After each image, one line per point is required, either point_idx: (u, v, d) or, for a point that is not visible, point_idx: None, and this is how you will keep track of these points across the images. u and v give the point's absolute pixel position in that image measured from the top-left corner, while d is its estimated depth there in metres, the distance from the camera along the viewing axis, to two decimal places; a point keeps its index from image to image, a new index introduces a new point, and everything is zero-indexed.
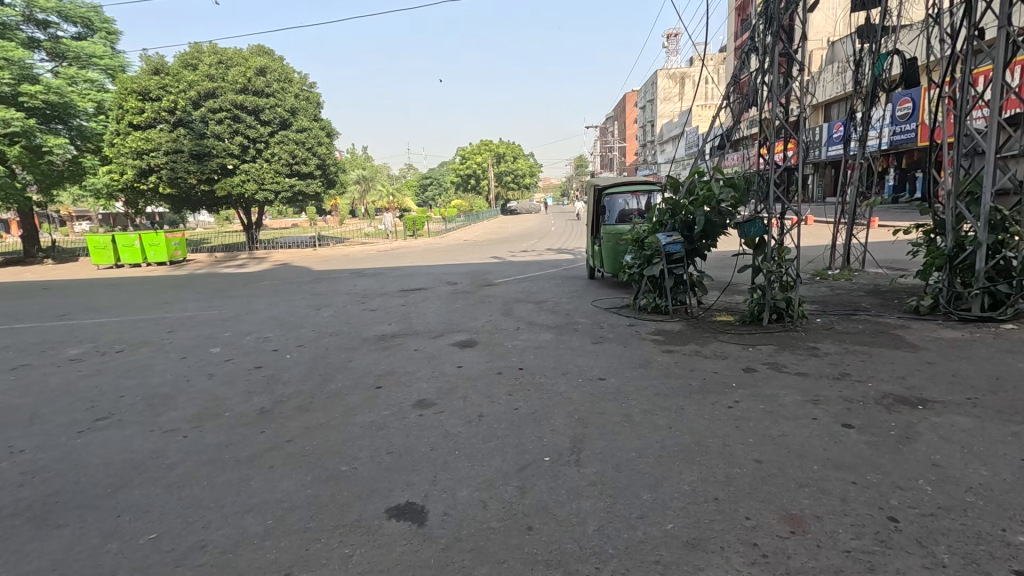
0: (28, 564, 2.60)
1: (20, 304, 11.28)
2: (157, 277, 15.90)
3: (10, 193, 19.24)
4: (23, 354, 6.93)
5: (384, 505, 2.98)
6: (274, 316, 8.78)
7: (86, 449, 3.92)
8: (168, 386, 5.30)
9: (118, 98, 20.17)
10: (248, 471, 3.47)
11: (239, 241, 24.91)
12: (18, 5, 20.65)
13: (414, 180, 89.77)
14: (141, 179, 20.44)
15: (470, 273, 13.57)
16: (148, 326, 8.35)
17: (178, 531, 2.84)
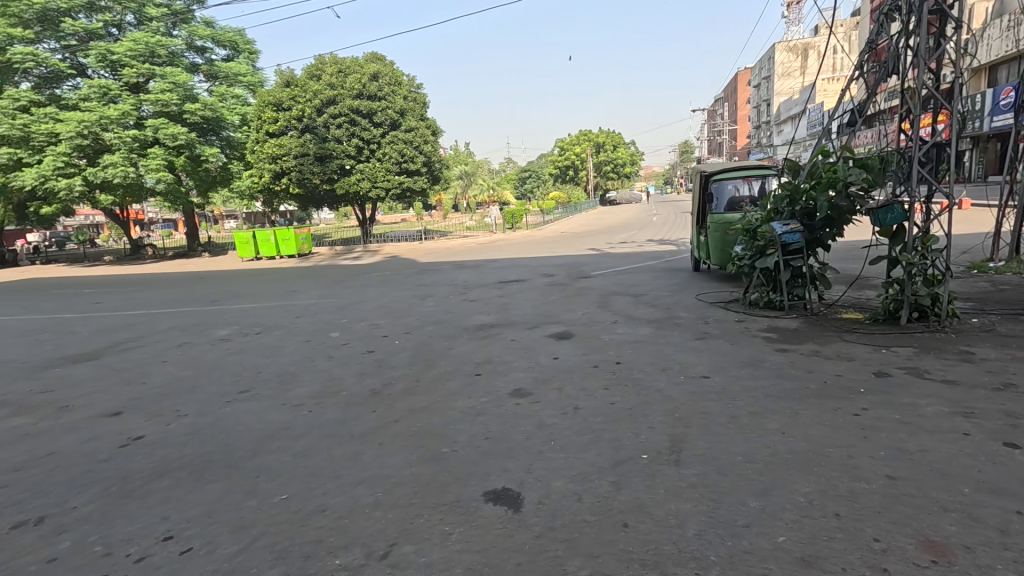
0: (190, 510, 3.09)
1: (185, 291, 13.34)
2: (288, 268, 17.85)
3: (177, 197, 22.75)
4: (187, 333, 8.20)
5: (480, 489, 3.09)
6: (383, 305, 9.45)
7: (232, 417, 4.55)
8: (296, 365, 5.95)
9: (257, 110, 22.85)
10: (361, 446, 3.79)
11: (355, 236, 27.13)
12: (183, 36, 24.27)
13: (514, 173, 91.19)
14: (275, 180, 23.00)
15: (567, 265, 13.52)
16: (280, 312, 9.43)
17: (302, 494, 3.18)
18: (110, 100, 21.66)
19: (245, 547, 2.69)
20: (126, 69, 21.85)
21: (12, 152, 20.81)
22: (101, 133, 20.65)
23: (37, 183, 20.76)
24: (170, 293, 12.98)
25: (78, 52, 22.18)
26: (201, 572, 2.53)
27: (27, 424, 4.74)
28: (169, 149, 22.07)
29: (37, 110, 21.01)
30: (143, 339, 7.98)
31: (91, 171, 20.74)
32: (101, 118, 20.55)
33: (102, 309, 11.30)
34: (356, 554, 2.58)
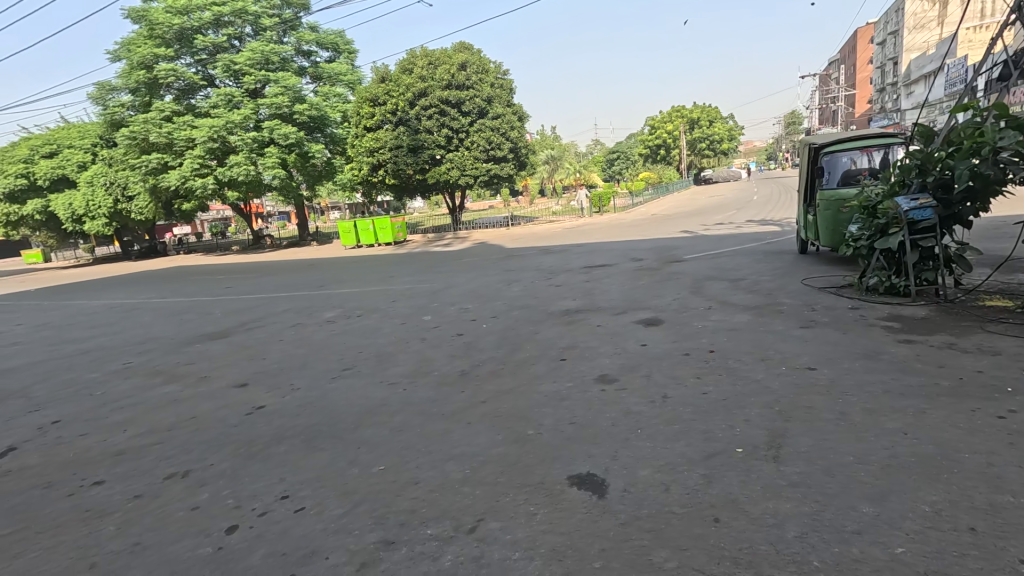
0: (302, 474, 3.43)
1: (297, 277, 14.71)
2: (385, 256, 18.96)
3: (289, 191, 25.03)
4: (300, 315, 9.07)
5: (565, 472, 3.11)
6: (472, 289, 9.74)
7: (337, 392, 4.97)
8: (392, 346, 6.35)
9: (356, 106, 24.31)
10: (450, 425, 3.97)
11: (446, 224, 28.13)
12: (292, 42, 26.44)
13: (601, 155, 89.04)
14: (373, 172, 24.42)
15: (657, 249, 13.01)
16: (378, 296, 10.09)
17: (398, 466, 3.41)
18: (234, 105, 24.20)
19: (349, 510, 2.95)
20: (246, 77, 24.24)
21: (160, 156, 24.05)
22: (227, 136, 23.17)
23: (178, 183, 23.83)
24: (286, 279, 14.38)
25: (208, 65, 24.97)
26: (312, 530, 2.80)
27: (175, 391, 5.52)
28: (282, 148, 24.26)
29: (177, 119, 24.02)
30: (264, 320, 8.93)
31: (221, 171, 23.40)
32: (227, 123, 23.05)
33: (231, 293, 12.81)
34: (446, 526, 2.72)
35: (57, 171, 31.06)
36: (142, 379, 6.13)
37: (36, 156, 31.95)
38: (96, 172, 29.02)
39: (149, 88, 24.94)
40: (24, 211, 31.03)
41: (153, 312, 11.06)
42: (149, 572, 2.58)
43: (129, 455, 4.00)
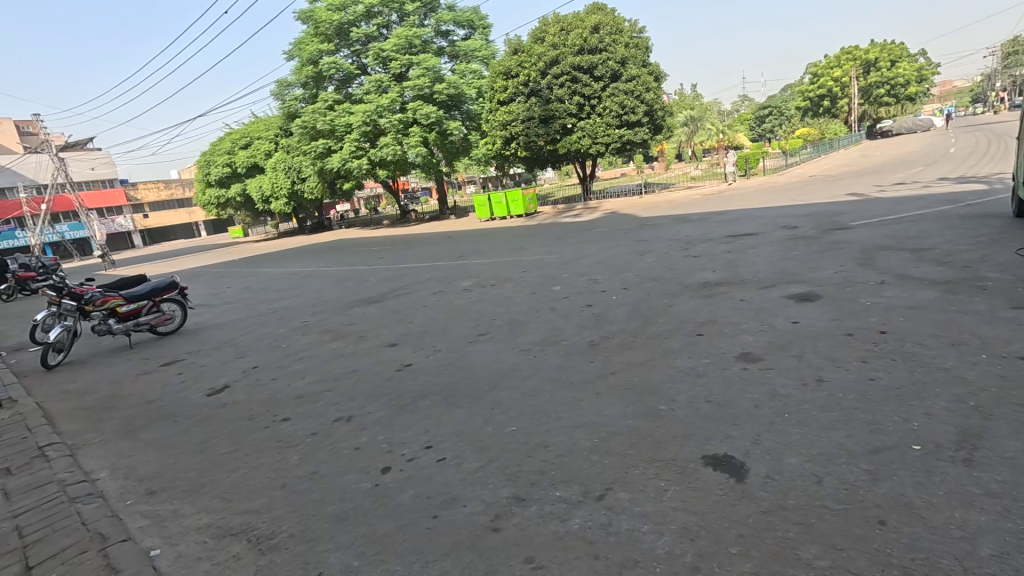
0: (443, 428, 3.75)
1: (438, 248, 15.81)
2: (516, 227, 19.45)
3: (430, 167, 26.80)
4: (440, 283, 9.77)
5: (699, 451, 2.97)
6: (603, 260, 9.58)
7: (474, 355, 5.31)
8: (523, 315, 6.56)
9: (491, 81, 24.88)
10: (580, 394, 4.00)
11: (577, 194, 27.90)
12: (431, 24, 27.81)
13: (750, 112, 80.00)
14: (506, 146, 25.08)
15: (815, 215, 11.46)
16: (510, 266, 10.45)
17: (529, 428, 3.56)
18: (383, 90, 26.40)
19: (485, 465, 3.17)
20: (393, 62, 26.22)
21: (325, 142, 27.30)
22: (377, 119, 25.43)
23: (340, 165, 26.91)
24: (428, 250, 15.58)
25: (361, 55, 27.49)
26: (452, 479, 3.07)
27: (340, 347, 6.37)
28: (424, 127, 25.93)
29: (338, 107, 26.93)
30: (409, 288, 9.81)
31: (373, 152, 25.88)
32: (377, 107, 25.28)
33: (383, 262, 14.28)
34: (575, 491, 2.78)
35: (251, 160, 37.05)
36: (315, 336, 7.17)
37: (236, 148, 38.41)
38: (278, 159, 34.02)
39: (315, 81, 28.27)
40: (229, 194, 37.73)
41: (322, 278, 12.83)
42: (324, 498, 3.05)
43: (307, 399, 4.74)
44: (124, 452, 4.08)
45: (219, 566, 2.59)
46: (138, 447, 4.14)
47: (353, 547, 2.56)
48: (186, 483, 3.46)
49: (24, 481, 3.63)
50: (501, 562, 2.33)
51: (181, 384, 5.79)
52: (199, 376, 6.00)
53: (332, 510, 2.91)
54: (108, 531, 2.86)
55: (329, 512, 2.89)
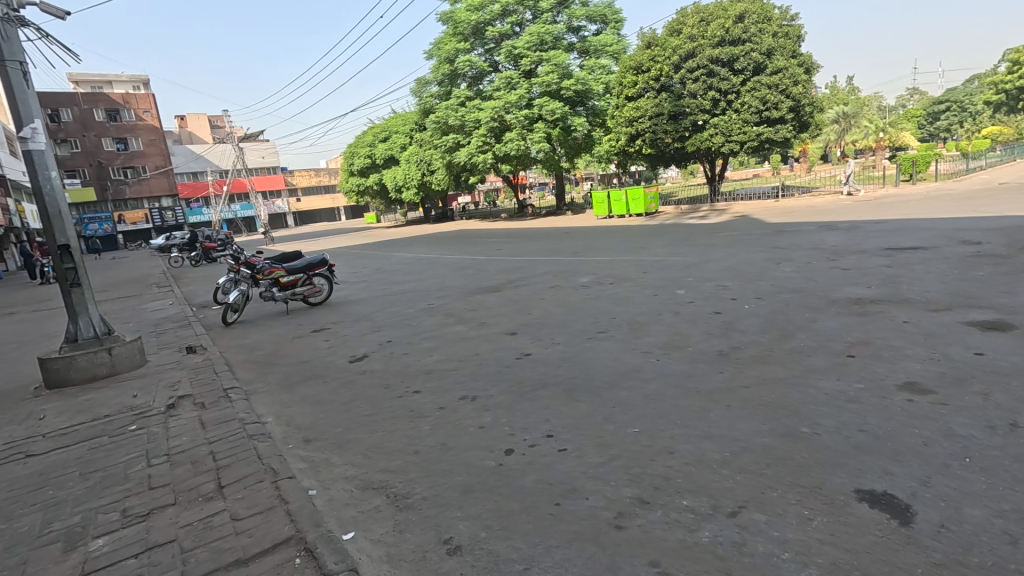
0: (564, 419, 3.82)
1: (554, 243, 15.92)
2: (634, 227, 18.95)
3: (551, 163, 27.06)
4: (558, 278, 9.83)
5: (852, 484, 2.67)
6: (732, 266, 8.96)
7: (592, 352, 5.29)
8: (645, 317, 6.37)
9: (620, 76, 24.33)
10: (707, 404, 3.80)
11: (702, 194, 26.39)
12: (564, 20, 27.95)
13: (921, 108, 69.08)
14: (630, 142, 24.39)
15: (1007, 229, 9.60)
16: (629, 266, 10.22)
17: (652, 432, 3.48)
18: (512, 87, 27.18)
19: (606, 462, 3.16)
20: (524, 60, 26.86)
21: (455, 137, 28.84)
22: (504, 115, 26.21)
23: (466, 158, 28.28)
24: (546, 245, 15.83)
25: (494, 53, 28.52)
26: (574, 470, 3.11)
27: (463, 331, 6.74)
28: (549, 123, 26.27)
29: (469, 104, 28.24)
30: (528, 279, 10.06)
31: (498, 147, 26.80)
32: (505, 103, 26.07)
33: (502, 254, 14.81)
34: (703, 502, 2.66)
35: (388, 152, 40.37)
36: (440, 318, 7.67)
37: (377, 142, 42.13)
38: (412, 152, 36.66)
39: (450, 79, 29.88)
40: (368, 183, 41.54)
41: (445, 265, 13.61)
42: (453, 469, 3.26)
43: (435, 375, 5.09)
44: (285, 401, 4.73)
45: (364, 514, 2.89)
46: (296, 399, 4.76)
47: (480, 519, 2.71)
48: (335, 436, 3.91)
49: (215, 414, 4.35)
50: (626, 560, 2.31)
51: (328, 349, 6.54)
52: (341, 343, 6.73)
53: (460, 481, 3.10)
54: (279, 465, 3.33)
55: (457, 483, 3.09)
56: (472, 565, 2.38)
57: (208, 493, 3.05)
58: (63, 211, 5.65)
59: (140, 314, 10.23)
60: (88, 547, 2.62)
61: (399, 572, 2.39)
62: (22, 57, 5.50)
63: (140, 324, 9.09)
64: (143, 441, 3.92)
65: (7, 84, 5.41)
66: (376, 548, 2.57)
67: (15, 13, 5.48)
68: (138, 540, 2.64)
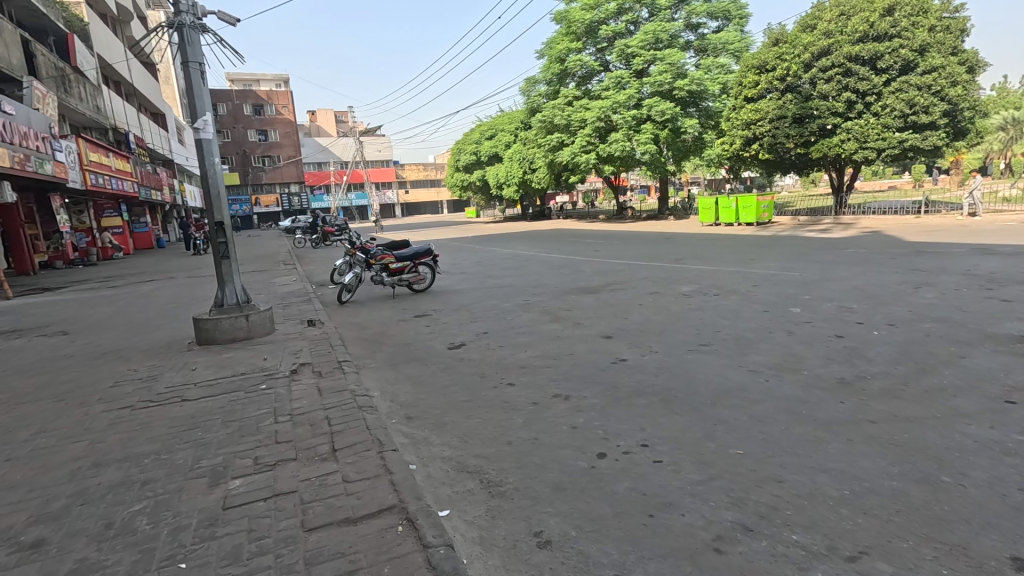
0: (660, 430, 3.70)
1: (655, 249, 15.40)
2: (744, 236, 17.75)
3: (656, 165, 26.17)
4: (657, 285, 9.48)
5: (1006, 550, 2.30)
6: (860, 287, 8.06)
7: (693, 364, 5.07)
8: (754, 333, 5.96)
9: (740, 76, 22.86)
10: (824, 435, 3.47)
11: (826, 206, 24.01)
12: (683, 17, 26.89)
13: None
14: (746, 146, 22.75)
15: None
16: (737, 277, 9.60)
17: (758, 456, 3.25)
18: (621, 86, 26.65)
19: (706, 480, 3.01)
20: (636, 59, 26.22)
21: (559, 136, 28.86)
22: (612, 115, 25.76)
23: (569, 158, 28.19)
24: (645, 249, 15.35)
25: (605, 51, 28.09)
26: (670, 483, 3.00)
27: (559, 330, 6.75)
28: (657, 124, 25.49)
29: (576, 103, 28.15)
30: (625, 283, 9.84)
31: (602, 147, 26.39)
32: (613, 103, 25.64)
33: (599, 255, 14.61)
34: (817, 541, 2.44)
35: (493, 150, 41.53)
36: (536, 314, 7.75)
37: (483, 139, 43.48)
38: (516, 150, 37.38)
39: (559, 78, 29.93)
40: (472, 178, 43.07)
41: (542, 263, 13.71)
42: (545, 464, 3.30)
43: (529, 371, 5.16)
44: (390, 379, 5.07)
45: (459, 494, 3.02)
46: (400, 379, 5.08)
47: (571, 518, 2.72)
48: (433, 417, 4.12)
49: (330, 383, 4.78)
50: None
51: (430, 334, 6.90)
52: (442, 330, 7.06)
53: (552, 477, 3.13)
54: (384, 437, 3.58)
55: (549, 479, 3.11)
56: (562, 562, 2.39)
57: (324, 454, 3.37)
58: (221, 193, 6.50)
59: (271, 287, 11.49)
60: (228, 485, 3.02)
61: (492, 556, 2.46)
62: (201, 59, 6.39)
63: (271, 296, 10.22)
64: (272, 399, 4.43)
65: (188, 82, 6.32)
66: (470, 529, 2.67)
67: (198, 20, 6.36)
68: (267, 486, 2.98)
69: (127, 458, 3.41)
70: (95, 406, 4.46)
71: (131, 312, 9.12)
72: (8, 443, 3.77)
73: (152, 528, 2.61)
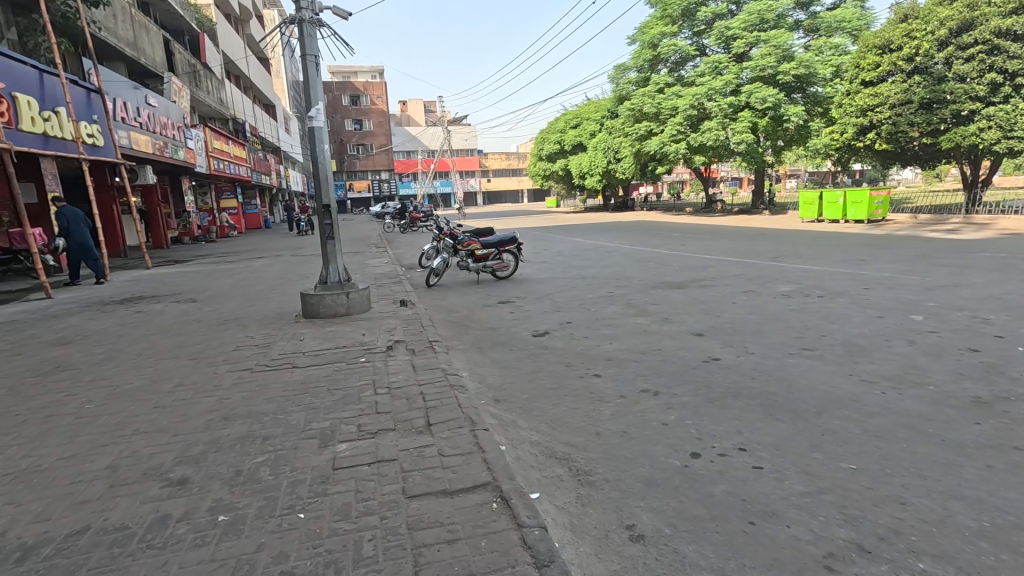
0: (760, 435, 3.49)
1: (748, 245, 14.48)
2: (851, 234, 16.11)
3: (753, 155, 24.41)
4: (753, 283, 8.91)
5: None
6: (998, 295, 7.07)
7: (795, 369, 4.74)
8: (867, 340, 5.43)
9: (857, 57, 20.67)
10: (956, 457, 3.10)
11: (953, 203, 21.23)
12: None
13: None
14: (859, 136, 20.59)
15: None
16: (844, 279, 8.80)
17: (875, 473, 2.98)
18: (718, 72, 25.23)
19: (815, 493, 2.80)
20: (737, 42, 24.66)
21: (648, 125, 27.76)
22: (706, 102, 24.57)
23: (657, 148, 27.08)
24: (736, 245, 14.49)
25: (703, 35, 26.59)
26: (773, 492, 2.83)
27: (645, 324, 6.57)
28: (757, 112, 23.83)
29: (667, 90, 26.97)
30: (716, 280, 9.36)
31: (693, 136, 25.15)
32: (708, 90, 24.44)
33: (685, 250, 14.02)
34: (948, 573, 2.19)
35: (578, 139, 41.00)
36: (621, 307, 7.60)
37: (567, 128, 43.02)
38: (600, 139, 36.64)
39: (651, 64, 28.79)
40: (555, 167, 42.91)
41: (625, 256, 13.39)
42: (636, 458, 3.24)
43: (616, 363, 5.08)
44: (478, 361, 5.23)
45: (548, 479, 3.05)
46: (487, 361, 5.21)
47: (665, 515, 2.65)
48: (521, 401, 4.19)
49: (422, 361, 5.01)
50: None
51: (515, 321, 7.00)
52: (526, 317, 7.15)
53: (643, 472, 3.07)
54: (476, 416, 3.69)
55: (641, 473, 3.05)
56: (657, 558, 2.35)
57: (420, 427, 3.54)
58: (328, 176, 6.94)
59: (365, 267, 12.19)
60: (337, 448, 3.26)
61: (584, 543, 2.47)
62: (317, 52, 6.85)
63: (365, 276, 10.86)
64: (371, 371, 4.72)
65: (305, 73, 6.80)
66: (561, 514, 2.69)
67: (316, 16, 6.82)
68: (371, 453, 3.19)
69: (249, 415, 3.80)
70: (223, 366, 5.01)
71: (247, 285, 10.11)
72: (155, 392, 4.35)
73: (274, 479, 2.89)
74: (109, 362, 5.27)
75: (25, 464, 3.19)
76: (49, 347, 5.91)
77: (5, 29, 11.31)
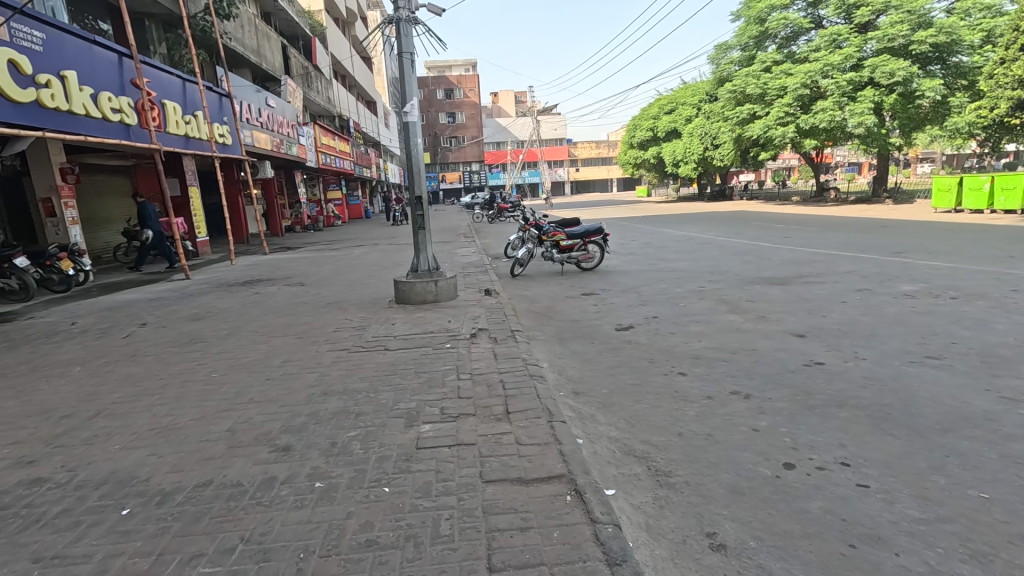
0: (868, 450, 3.15)
1: (866, 237, 12.98)
2: (1000, 226, 13.86)
3: (876, 138, 21.78)
4: (869, 280, 8.00)
5: None
6: None
7: (914, 379, 4.20)
8: (1012, 351, 4.67)
9: (1014, 19, 17.55)
10: None
11: None
12: None
13: None
14: (1016, 111, 17.59)
15: None
16: (986, 279, 7.62)
17: (1012, 505, 2.57)
18: (837, 45, 22.76)
19: (932, 520, 2.48)
20: (860, 10, 22.18)
21: (751, 107, 25.41)
22: (820, 80, 22.29)
23: (760, 132, 24.80)
24: (850, 237, 13.09)
25: (820, 5, 24.06)
26: (879, 514, 2.55)
27: (737, 321, 6.17)
28: (882, 89, 21.27)
29: (775, 68, 24.69)
30: (824, 276, 8.54)
31: (803, 118, 22.81)
32: (824, 66, 22.12)
33: (790, 242, 12.90)
34: None
35: (672, 125, 39.09)
36: (712, 303, 7.19)
37: (661, 114, 41.14)
38: (696, 125, 34.68)
39: (757, 41, 26.62)
40: (646, 155, 41.36)
41: (721, 248, 12.63)
42: (720, 463, 3.06)
43: (703, 362, 4.83)
44: (559, 352, 5.24)
45: (625, 476, 2.99)
46: (568, 353, 5.19)
47: (750, 526, 2.50)
48: (600, 395, 4.14)
49: (503, 349, 5.12)
50: None
51: (598, 313, 6.90)
52: (609, 310, 7.01)
53: (727, 479, 2.90)
54: (554, 407, 3.70)
55: (725, 480, 2.89)
56: (738, 570, 2.22)
57: (499, 414, 3.62)
58: (419, 168, 7.24)
59: (453, 256, 12.64)
60: (420, 428, 3.44)
61: (660, 546, 2.39)
62: (412, 49, 7.14)
63: (453, 265, 11.23)
64: (454, 357, 4.90)
65: (401, 71, 7.12)
66: (636, 514, 2.64)
67: (412, 15, 7.11)
68: (451, 436, 3.32)
69: (345, 392, 4.12)
70: (324, 346, 5.47)
71: (347, 271, 10.91)
72: (267, 366, 4.86)
73: (364, 453, 3.12)
74: (231, 337, 5.97)
75: (165, 422, 3.72)
76: (185, 322, 6.81)
77: (157, 44, 13.12)
